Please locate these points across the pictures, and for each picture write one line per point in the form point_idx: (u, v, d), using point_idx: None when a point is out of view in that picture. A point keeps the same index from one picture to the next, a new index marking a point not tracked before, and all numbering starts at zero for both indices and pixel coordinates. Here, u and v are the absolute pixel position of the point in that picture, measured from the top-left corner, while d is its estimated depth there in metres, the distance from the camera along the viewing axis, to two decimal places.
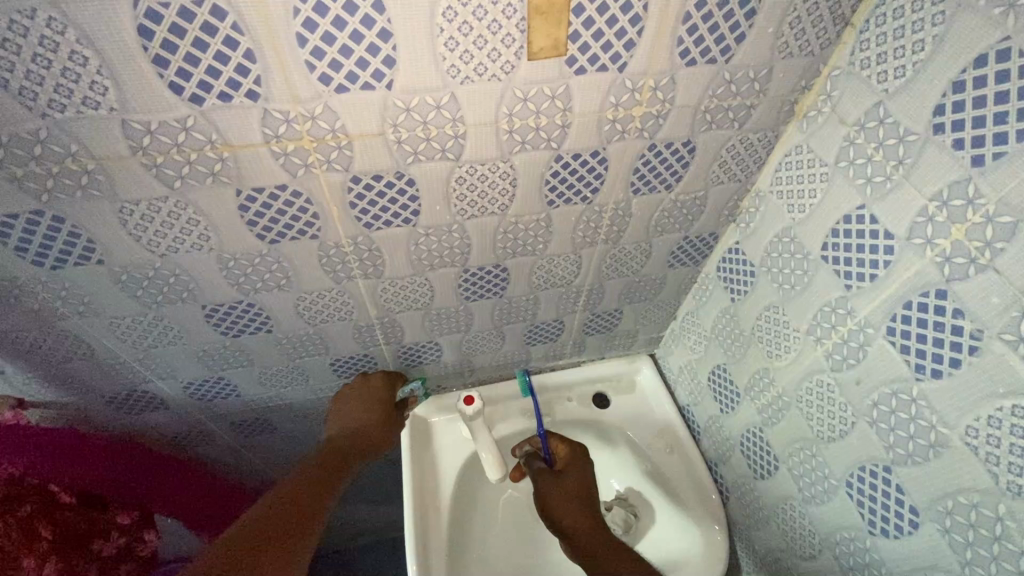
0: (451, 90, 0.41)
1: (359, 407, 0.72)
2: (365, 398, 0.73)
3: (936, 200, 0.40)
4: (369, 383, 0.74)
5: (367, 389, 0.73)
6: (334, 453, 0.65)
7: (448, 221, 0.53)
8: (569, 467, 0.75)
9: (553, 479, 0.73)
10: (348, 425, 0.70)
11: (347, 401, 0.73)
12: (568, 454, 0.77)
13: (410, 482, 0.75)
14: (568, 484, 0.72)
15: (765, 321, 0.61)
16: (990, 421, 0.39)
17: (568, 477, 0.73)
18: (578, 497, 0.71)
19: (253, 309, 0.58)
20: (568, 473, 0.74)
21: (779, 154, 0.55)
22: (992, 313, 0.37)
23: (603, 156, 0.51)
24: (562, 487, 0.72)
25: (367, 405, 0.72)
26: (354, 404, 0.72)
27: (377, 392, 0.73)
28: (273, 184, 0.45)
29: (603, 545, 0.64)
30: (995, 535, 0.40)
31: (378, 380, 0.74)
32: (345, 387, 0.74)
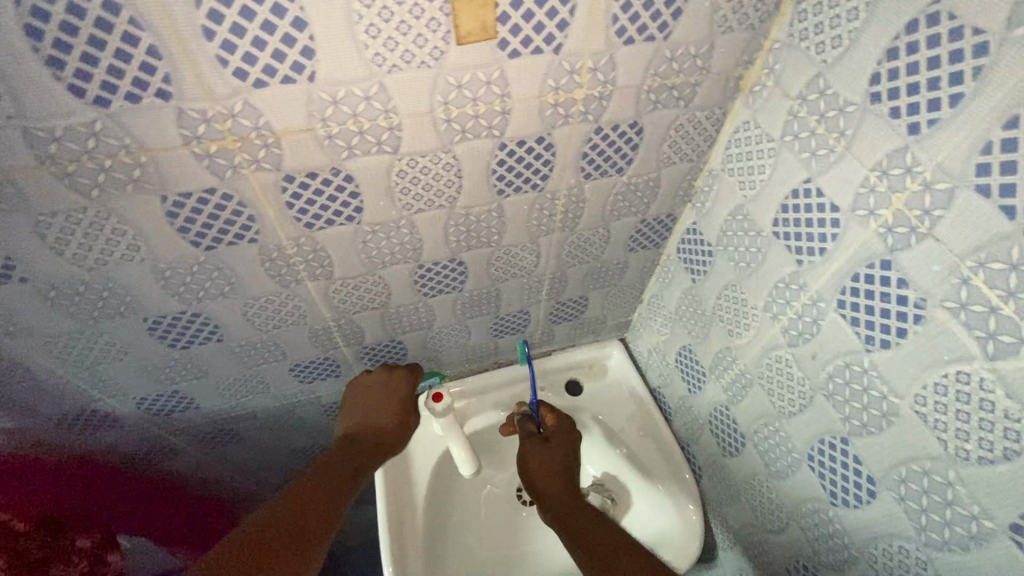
0: (379, 79, 0.39)
1: (381, 399, 0.69)
2: (390, 392, 0.70)
3: (877, 170, 0.40)
4: (393, 381, 0.71)
5: (390, 386, 0.70)
6: (352, 450, 0.62)
7: (394, 216, 0.51)
8: (557, 438, 0.74)
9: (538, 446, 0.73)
10: (365, 417, 0.67)
11: (365, 389, 0.70)
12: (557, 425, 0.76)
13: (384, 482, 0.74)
14: (550, 454, 0.72)
15: (725, 300, 0.61)
16: (936, 388, 0.39)
17: (556, 445, 0.73)
18: (559, 471, 0.70)
19: (199, 318, 0.56)
20: (552, 443, 0.73)
21: (728, 132, 0.54)
22: (933, 281, 0.37)
23: (549, 142, 0.49)
24: (546, 458, 0.71)
25: (390, 398, 0.69)
26: (374, 397, 0.69)
27: (398, 388, 0.70)
28: (200, 188, 0.43)
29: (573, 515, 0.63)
30: (948, 500, 0.40)
31: (404, 375, 0.71)
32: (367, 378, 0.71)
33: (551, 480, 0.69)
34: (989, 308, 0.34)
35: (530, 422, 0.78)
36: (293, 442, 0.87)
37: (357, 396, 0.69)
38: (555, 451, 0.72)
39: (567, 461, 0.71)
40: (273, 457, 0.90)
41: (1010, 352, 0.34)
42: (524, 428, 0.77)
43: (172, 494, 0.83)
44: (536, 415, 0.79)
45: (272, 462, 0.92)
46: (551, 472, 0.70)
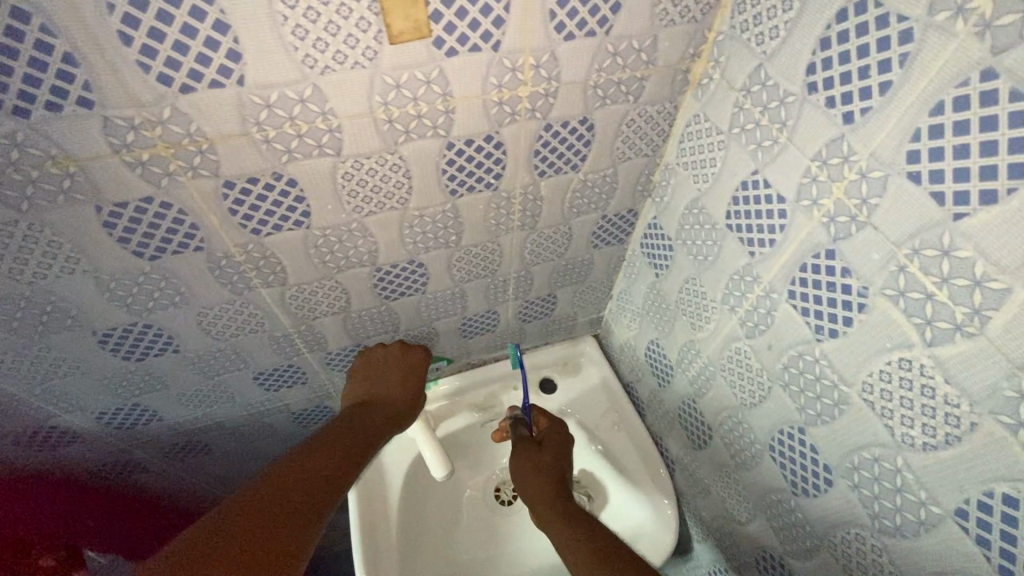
0: (312, 81, 0.38)
1: (395, 375, 0.68)
2: (404, 372, 0.69)
3: (817, 160, 0.40)
4: (408, 359, 0.69)
5: (405, 363, 0.68)
6: (368, 420, 0.61)
7: (344, 219, 0.50)
8: (548, 440, 0.75)
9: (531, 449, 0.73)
10: (375, 391, 0.65)
11: (380, 366, 0.68)
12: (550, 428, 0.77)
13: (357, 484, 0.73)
14: (541, 457, 0.71)
15: (687, 294, 0.61)
16: (881, 375, 0.39)
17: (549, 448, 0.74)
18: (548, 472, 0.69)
19: (152, 329, 0.55)
20: (544, 447, 0.73)
21: (680, 125, 0.54)
22: (873, 269, 0.38)
23: (498, 140, 0.49)
24: (536, 460, 0.71)
25: (406, 375, 0.68)
26: (387, 373, 0.68)
27: (411, 367, 0.69)
28: (136, 198, 0.42)
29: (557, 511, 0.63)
30: (897, 487, 0.40)
31: (417, 358, 0.70)
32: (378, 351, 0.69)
33: (537, 479, 0.68)
34: (925, 294, 0.34)
35: (523, 425, 0.78)
36: (265, 450, 0.86)
37: (369, 371, 0.67)
38: (544, 452, 0.72)
39: (557, 461, 0.72)
40: (247, 466, 0.89)
41: (947, 337, 0.34)
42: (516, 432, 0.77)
43: (141, 505, 0.82)
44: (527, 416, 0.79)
45: (245, 471, 0.91)
46: (539, 470, 0.70)
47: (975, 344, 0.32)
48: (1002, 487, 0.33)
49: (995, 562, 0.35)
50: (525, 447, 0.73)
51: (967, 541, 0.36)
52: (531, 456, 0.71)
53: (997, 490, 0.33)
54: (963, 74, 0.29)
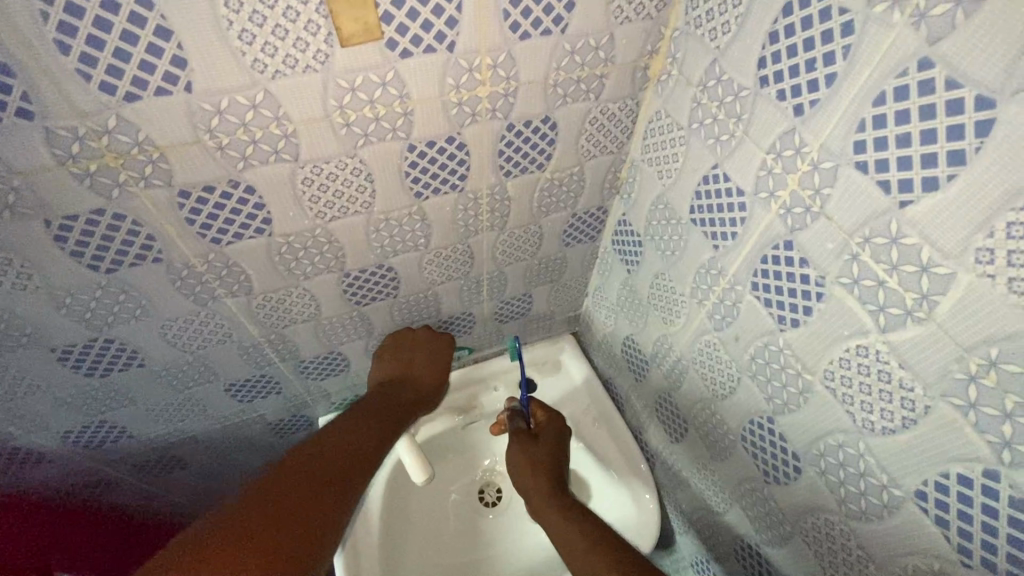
0: (263, 87, 0.38)
1: (423, 359, 0.71)
2: (431, 355, 0.72)
3: (771, 153, 0.40)
4: (437, 343, 0.72)
5: (433, 347, 0.71)
6: (395, 402, 0.65)
7: (307, 225, 0.50)
8: (546, 435, 0.74)
9: (529, 443, 0.73)
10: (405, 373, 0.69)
11: (410, 347, 0.71)
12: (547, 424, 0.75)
13: None
14: (537, 452, 0.71)
15: (657, 289, 0.62)
16: (841, 362, 0.40)
17: (545, 441, 0.73)
18: (545, 468, 0.70)
19: (114, 344, 0.54)
20: (541, 440, 0.73)
21: (643, 122, 0.55)
22: (829, 259, 0.38)
23: (460, 142, 0.49)
24: (534, 454, 0.71)
25: (432, 361, 0.71)
26: (416, 355, 0.71)
27: (438, 351, 0.72)
28: (86, 210, 0.41)
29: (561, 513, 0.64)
30: (862, 471, 0.41)
31: (446, 342, 0.72)
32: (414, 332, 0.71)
33: (536, 479, 0.69)
34: (878, 281, 0.35)
35: (519, 417, 0.78)
36: (243, 463, 0.85)
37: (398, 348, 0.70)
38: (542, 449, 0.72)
39: (556, 458, 0.72)
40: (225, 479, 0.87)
41: (899, 323, 0.34)
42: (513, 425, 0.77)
43: (116, 522, 0.80)
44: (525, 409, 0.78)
45: (222, 485, 0.89)
46: (537, 470, 0.70)
47: (925, 329, 0.33)
48: (957, 467, 0.34)
49: (955, 541, 0.35)
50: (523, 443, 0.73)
51: (927, 522, 0.37)
52: (530, 450, 0.72)
53: (952, 471, 0.34)
54: (901, 64, 0.30)
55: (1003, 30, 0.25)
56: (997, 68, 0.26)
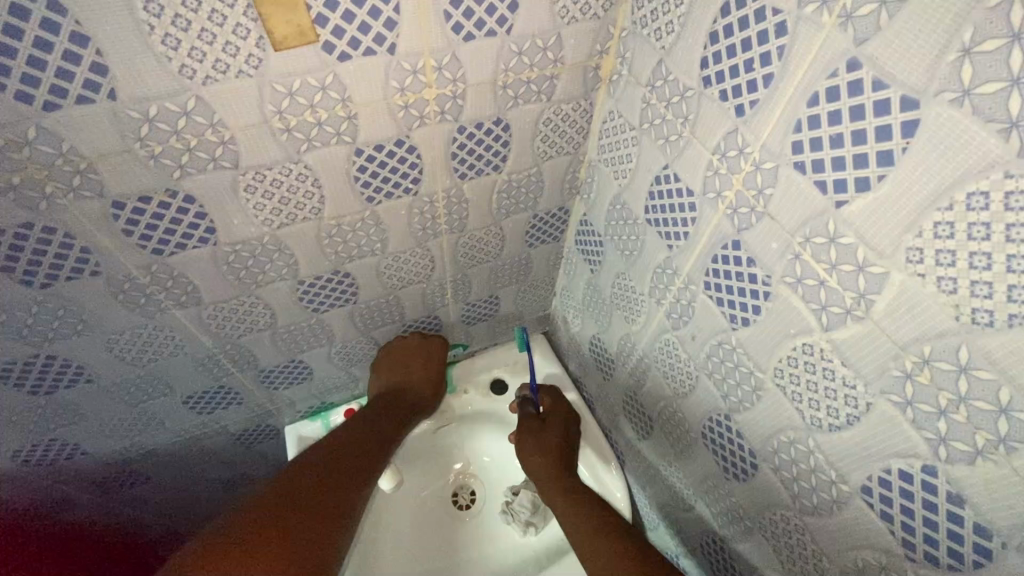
0: (195, 93, 0.36)
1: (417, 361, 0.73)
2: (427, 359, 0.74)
3: (717, 153, 0.40)
4: (429, 346, 0.74)
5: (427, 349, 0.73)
6: (396, 410, 0.68)
7: (255, 233, 0.48)
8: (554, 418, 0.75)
9: (538, 426, 0.73)
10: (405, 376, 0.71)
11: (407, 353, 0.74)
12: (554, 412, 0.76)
13: None
14: (549, 436, 0.72)
15: (619, 288, 0.62)
16: (789, 361, 0.40)
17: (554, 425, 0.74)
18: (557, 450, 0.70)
19: (58, 360, 0.52)
20: (551, 424, 0.74)
21: (598, 122, 0.54)
22: (774, 258, 0.38)
23: (410, 145, 0.48)
24: (543, 437, 0.72)
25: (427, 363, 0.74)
26: (412, 360, 0.73)
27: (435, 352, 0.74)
28: (13, 224, 0.39)
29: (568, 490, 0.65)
30: (812, 467, 0.41)
31: (438, 345, 0.75)
32: (404, 339, 0.74)
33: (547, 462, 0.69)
34: (819, 281, 0.35)
35: (529, 405, 0.79)
36: (208, 476, 0.83)
37: (394, 358, 0.73)
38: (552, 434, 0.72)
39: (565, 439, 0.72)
40: (190, 494, 0.85)
41: (839, 322, 0.35)
42: (523, 411, 0.78)
43: (91, 539, 0.78)
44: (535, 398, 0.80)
45: (188, 500, 0.87)
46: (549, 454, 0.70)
47: (863, 327, 0.33)
48: (898, 463, 0.34)
49: (899, 535, 0.36)
50: (532, 425, 0.74)
51: (874, 517, 0.37)
52: (540, 433, 0.72)
53: (893, 466, 0.34)
54: (832, 65, 0.30)
55: (924, 31, 0.25)
56: (920, 69, 0.26)
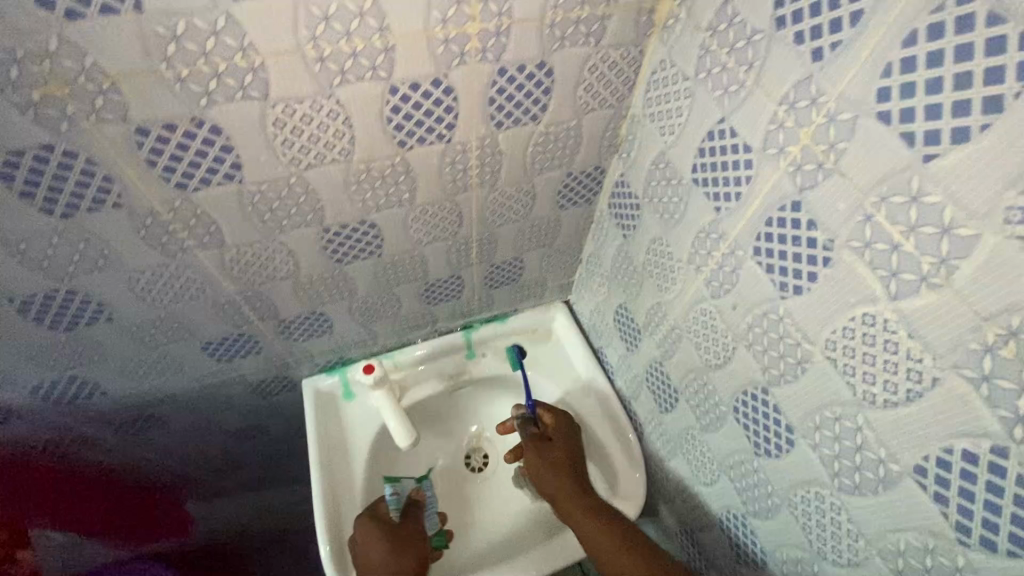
0: (226, 10, 0.34)
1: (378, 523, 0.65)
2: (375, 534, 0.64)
3: (784, 103, 0.37)
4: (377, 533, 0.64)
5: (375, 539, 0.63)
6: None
7: (281, 172, 0.46)
8: (558, 435, 0.72)
9: (543, 447, 0.70)
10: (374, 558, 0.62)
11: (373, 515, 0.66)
12: (556, 422, 0.73)
13: (320, 484, 0.70)
14: (555, 458, 0.69)
15: (653, 255, 0.59)
16: (844, 332, 0.38)
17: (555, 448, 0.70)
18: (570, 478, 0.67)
19: (78, 296, 0.51)
20: (555, 442, 0.71)
21: (647, 73, 0.51)
22: (839, 220, 0.35)
23: (447, 86, 0.45)
24: (551, 460, 0.69)
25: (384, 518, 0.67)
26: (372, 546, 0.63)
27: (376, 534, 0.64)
28: (33, 145, 0.37)
29: (587, 510, 0.64)
30: (858, 445, 0.39)
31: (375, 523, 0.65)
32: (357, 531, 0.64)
33: (555, 480, 0.67)
34: (891, 244, 0.32)
35: (530, 423, 0.75)
36: (223, 425, 0.83)
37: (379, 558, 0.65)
38: (557, 447, 0.71)
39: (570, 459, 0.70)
40: (205, 443, 0.85)
41: (913, 290, 0.32)
42: (523, 431, 0.73)
43: (113, 486, 0.80)
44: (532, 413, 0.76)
45: (203, 450, 0.87)
46: (558, 470, 0.68)
47: (939, 295, 0.31)
48: (962, 442, 0.32)
49: (953, 518, 0.34)
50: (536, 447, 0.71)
51: (924, 497, 0.35)
52: (545, 456, 0.70)
53: (956, 446, 0.32)
54: None
55: None
56: None
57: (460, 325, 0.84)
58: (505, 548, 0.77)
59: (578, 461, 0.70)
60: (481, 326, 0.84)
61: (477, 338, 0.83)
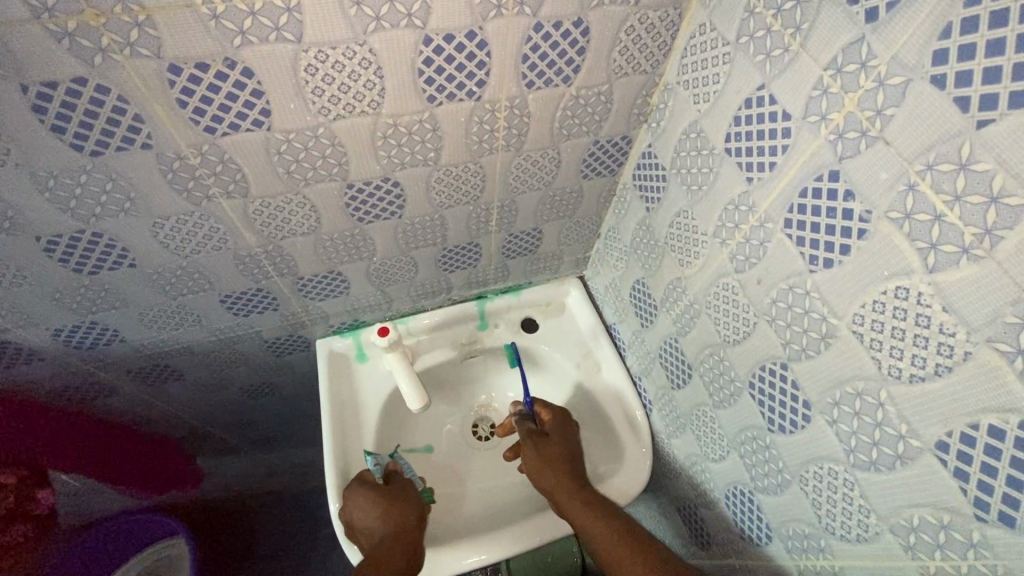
0: None
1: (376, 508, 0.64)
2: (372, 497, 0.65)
3: (831, 68, 0.36)
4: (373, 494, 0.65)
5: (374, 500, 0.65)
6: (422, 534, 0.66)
7: (309, 122, 0.46)
8: (555, 430, 0.72)
9: (540, 441, 0.71)
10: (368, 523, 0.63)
11: (370, 498, 0.65)
12: (552, 417, 0.74)
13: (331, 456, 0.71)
14: (552, 451, 0.69)
15: (677, 229, 0.59)
16: (874, 306, 0.37)
17: (552, 443, 0.70)
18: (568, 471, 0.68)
19: (104, 239, 0.51)
20: (552, 437, 0.71)
21: (684, 38, 0.50)
22: (879, 190, 0.35)
23: (481, 39, 0.44)
24: (548, 452, 0.69)
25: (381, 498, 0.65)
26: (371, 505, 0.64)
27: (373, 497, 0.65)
28: (66, 77, 0.37)
29: (586, 506, 0.64)
30: (877, 421, 0.39)
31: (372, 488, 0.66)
32: (357, 491, 0.66)
33: (553, 473, 0.67)
34: (933, 215, 0.32)
35: (529, 420, 0.75)
36: (237, 381, 0.84)
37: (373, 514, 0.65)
38: (553, 443, 0.70)
39: (569, 452, 0.70)
40: (219, 398, 0.87)
41: (953, 262, 0.31)
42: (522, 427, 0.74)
43: (132, 437, 0.82)
44: (530, 410, 0.76)
45: (215, 406, 0.88)
46: (555, 464, 0.68)
47: (980, 268, 0.30)
48: (989, 418, 0.32)
49: (971, 494, 0.34)
50: (534, 441, 0.71)
51: (945, 474, 0.35)
52: (542, 448, 0.70)
53: (983, 421, 0.32)
54: None
55: None
56: None
57: (473, 294, 0.84)
58: (506, 516, 0.77)
59: (575, 456, 0.70)
60: (495, 297, 0.84)
61: (488, 309, 0.83)
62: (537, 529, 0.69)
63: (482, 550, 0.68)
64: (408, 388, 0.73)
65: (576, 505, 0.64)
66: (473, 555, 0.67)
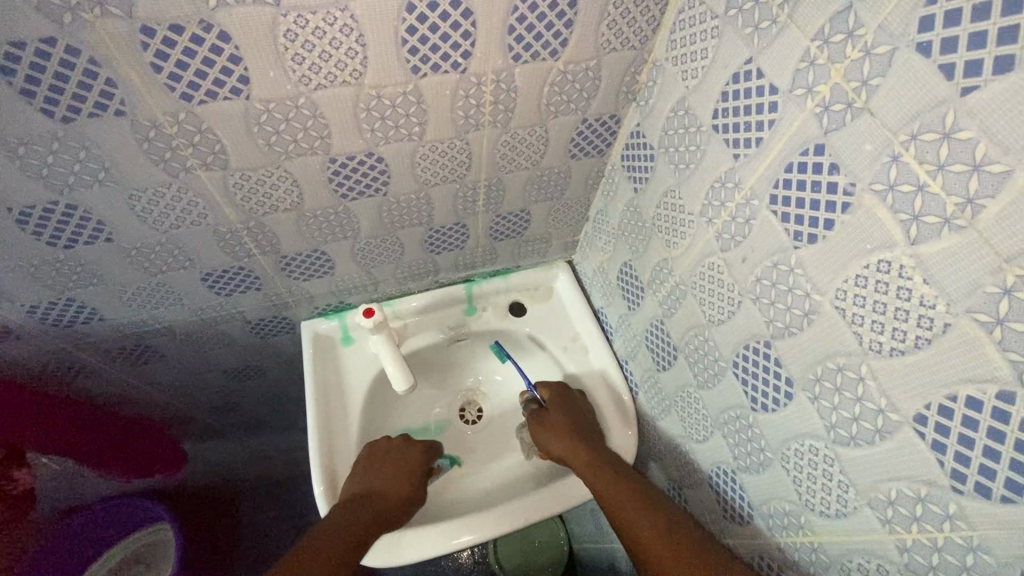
0: None
1: (388, 474, 0.67)
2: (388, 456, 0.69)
3: (818, 39, 0.36)
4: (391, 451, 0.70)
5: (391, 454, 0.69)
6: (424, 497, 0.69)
7: (289, 91, 0.45)
8: (556, 401, 0.73)
9: (541, 414, 0.72)
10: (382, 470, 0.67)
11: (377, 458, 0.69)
12: (552, 391, 0.75)
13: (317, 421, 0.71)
14: (554, 420, 0.71)
15: (664, 209, 0.58)
16: (857, 281, 0.37)
17: (555, 412, 0.72)
18: (572, 437, 0.69)
19: (77, 212, 0.50)
20: (554, 408, 0.72)
21: (673, 13, 0.49)
22: (864, 163, 0.35)
23: (466, 8, 0.43)
24: (552, 421, 0.71)
25: (399, 471, 0.68)
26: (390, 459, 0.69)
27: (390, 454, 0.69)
28: (35, 36, 0.36)
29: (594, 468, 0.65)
30: (858, 396, 0.39)
31: (392, 447, 0.71)
32: (379, 446, 0.70)
33: (558, 440, 0.69)
34: (916, 186, 0.32)
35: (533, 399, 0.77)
36: (220, 364, 0.83)
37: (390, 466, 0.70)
38: (556, 413, 0.72)
39: (572, 420, 0.71)
40: (202, 381, 0.86)
41: (935, 233, 0.31)
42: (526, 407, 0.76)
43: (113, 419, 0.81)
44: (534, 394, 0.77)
45: (199, 388, 0.87)
46: (559, 432, 0.70)
47: (961, 239, 0.30)
48: (967, 390, 0.32)
49: (948, 466, 0.34)
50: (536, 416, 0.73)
51: (922, 446, 0.35)
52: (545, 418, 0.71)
53: (961, 393, 0.32)
54: None
55: None
56: None
57: (461, 277, 0.84)
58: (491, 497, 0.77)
59: (584, 425, 0.71)
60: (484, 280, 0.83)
61: (475, 291, 0.82)
62: (521, 510, 0.69)
63: (465, 530, 0.68)
64: (390, 366, 0.73)
65: (584, 468, 0.66)
66: (457, 534, 0.67)
